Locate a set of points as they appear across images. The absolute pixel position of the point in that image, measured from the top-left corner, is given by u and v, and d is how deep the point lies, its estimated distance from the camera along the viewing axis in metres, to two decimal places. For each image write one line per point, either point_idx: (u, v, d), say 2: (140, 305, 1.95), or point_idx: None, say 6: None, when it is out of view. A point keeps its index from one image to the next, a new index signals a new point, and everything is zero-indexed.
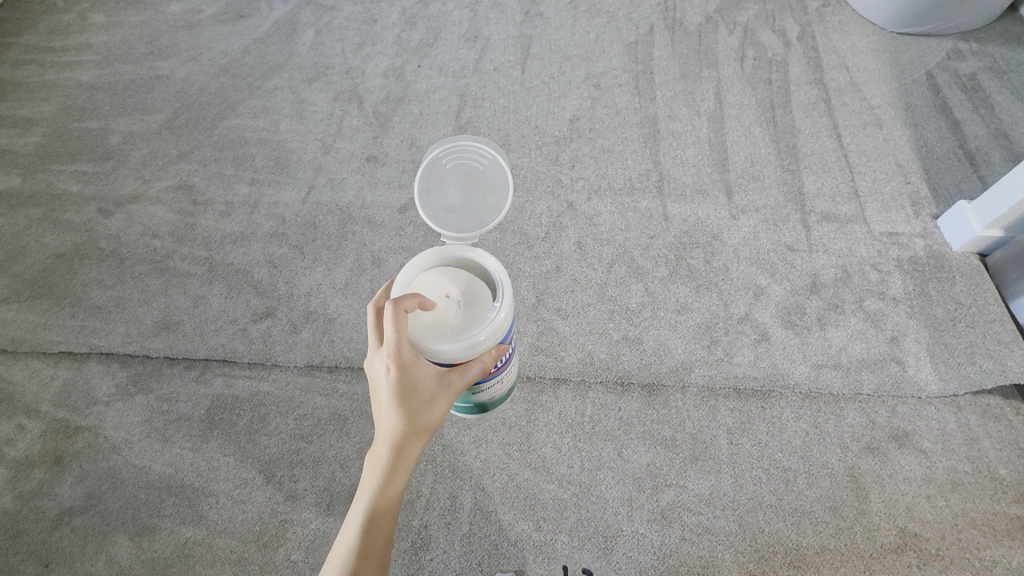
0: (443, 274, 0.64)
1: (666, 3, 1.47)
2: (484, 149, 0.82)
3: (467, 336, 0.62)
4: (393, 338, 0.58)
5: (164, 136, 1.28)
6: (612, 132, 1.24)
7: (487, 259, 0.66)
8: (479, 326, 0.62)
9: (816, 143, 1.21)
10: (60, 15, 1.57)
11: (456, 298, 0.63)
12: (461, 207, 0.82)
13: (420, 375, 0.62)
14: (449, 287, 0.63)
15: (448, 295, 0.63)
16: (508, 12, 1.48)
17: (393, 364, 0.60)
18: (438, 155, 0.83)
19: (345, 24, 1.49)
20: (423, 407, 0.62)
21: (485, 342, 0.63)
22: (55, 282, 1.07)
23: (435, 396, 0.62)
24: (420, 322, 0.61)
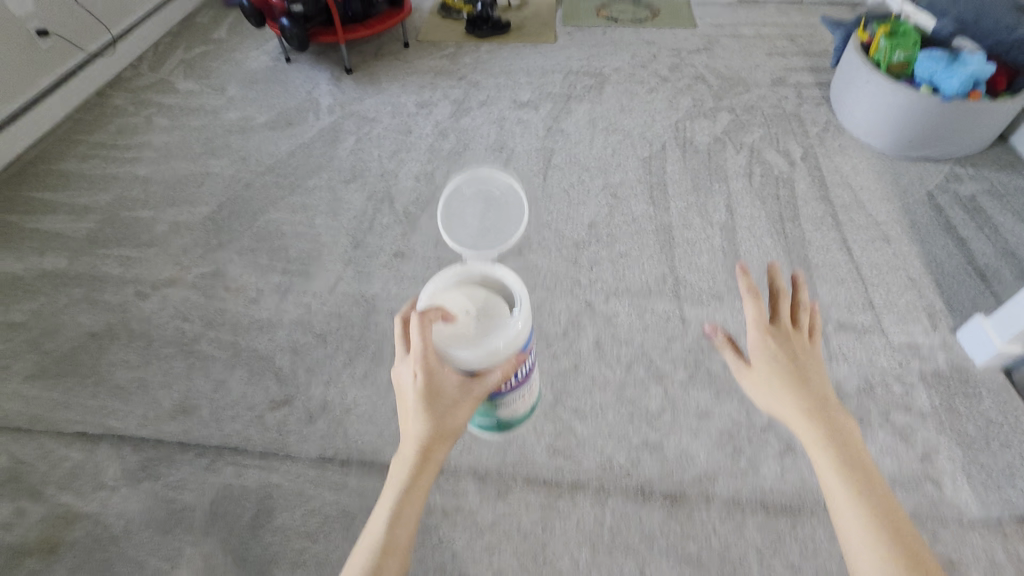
0: (464, 290, 0.68)
1: (677, 125, 1.61)
2: (497, 179, 0.82)
3: (487, 343, 0.64)
4: (420, 344, 0.62)
5: (207, 226, 1.37)
6: (629, 238, 1.30)
7: (505, 274, 0.69)
8: (497, 335, 0.65)
9: (827, 255, 1.25)
10: (128, 117, 1.74)
11: (474, 313, 0.66)
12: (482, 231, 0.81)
13: (444, 378, 0.64)
14: (470, 301, 0.67)
15: (467, 308, 0.66)
16: (533, 128, 1.63)
17: (421, 366, 0.63)
18: (459, 186, 0.82)
19: (384, 134, 1.64)
20: (447, 410, 0.64)
21: (503, 350, 0.66)
22: (83, 361, 1.10)
23: (460, 402, 0.64)
24: (443, 331, 0.65)
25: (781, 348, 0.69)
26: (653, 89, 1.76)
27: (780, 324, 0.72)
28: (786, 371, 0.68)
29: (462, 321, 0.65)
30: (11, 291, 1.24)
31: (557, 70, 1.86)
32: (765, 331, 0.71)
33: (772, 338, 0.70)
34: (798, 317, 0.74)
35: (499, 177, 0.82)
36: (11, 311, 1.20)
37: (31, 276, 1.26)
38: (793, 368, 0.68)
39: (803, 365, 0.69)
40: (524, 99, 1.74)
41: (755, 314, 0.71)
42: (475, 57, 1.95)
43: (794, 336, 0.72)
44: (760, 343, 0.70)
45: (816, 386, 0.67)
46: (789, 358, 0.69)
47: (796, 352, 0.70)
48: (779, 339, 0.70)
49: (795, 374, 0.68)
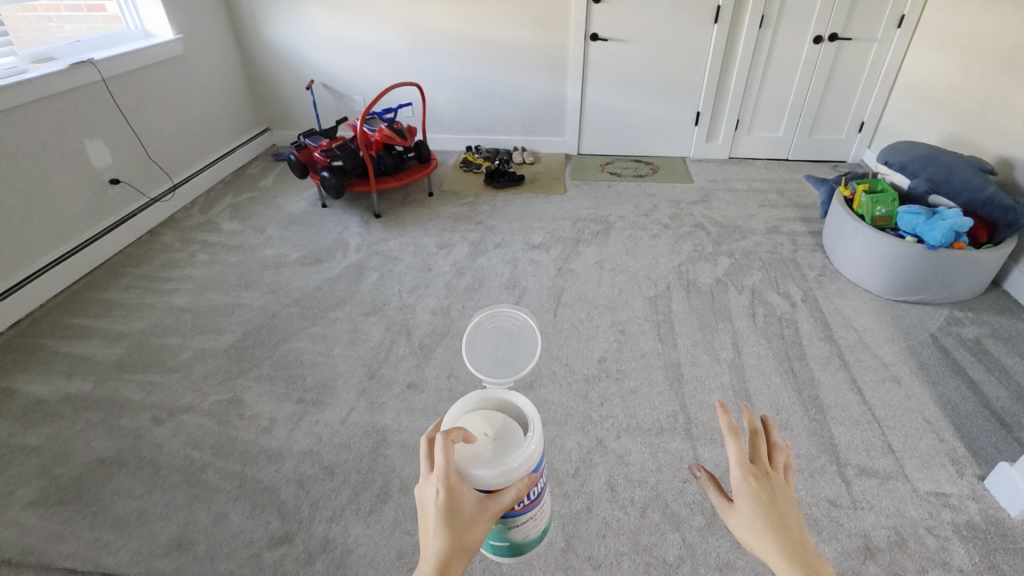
0: (480, 411, 0.56)
1: (679, 268, 1.72)
2: (519, 314, 0.77)
3: (505, 461, 0.50)
4: (443, 453, 0.46)
5: (230, 353, 1.43)
6: (638, 374, 1.32)
7: (517, 398, 0.57)
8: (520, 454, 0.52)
9: (838, 395, 1.25)
10: (174, 253, 1.91)
11: (493, 431, 0.52)
12: (502, 361, 0.74)
13: (465, 499, 0.46)
14: (488, 420, 0.54)
15: (486, 426, 0.53)
16: (544, 267, 1.74)
17: (440, 483, 0.46)
18: (481, 321, 0.76)
19: (405, 271, 1.76)
20: (466, 543, 0.44)
21: (521, 472, 0.50)
22: (86, 488, 1.08)
23: (478, 528, 0.46)
24: (459, 450, 0.50)
25: (761, 500, 0.45)
26: (655, 235, 1.90)
27: (756, 468, 0.47)
28: (782, 550, 0.43)
29: (481, 441, 0.51)
30: (33, 414, 1.26)
31: (567, 217, 2.04)
32: (747, 476, 0.46)
33: (752, 488, 0.46)
34: (773, 456, 0.49)
35: (523, 313, 0.76)
36: (28, 433, 1.21)
37: (55, 399, 1.30)
38: (779, 534, 0.44)
39: (793, 526, 0.45)
40: (536, 242, 1.89)
41: (735, 459, 0.46)
42: (492, 205, 2.16)
43: (776, 484, 0.47)
44: (743, 487, 0.46)
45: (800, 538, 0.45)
46: (777, 522, 0.45)
47: (779, 510, 0.45)
48: (763, 495, 0.46)
49: (789, 547, 0.44)
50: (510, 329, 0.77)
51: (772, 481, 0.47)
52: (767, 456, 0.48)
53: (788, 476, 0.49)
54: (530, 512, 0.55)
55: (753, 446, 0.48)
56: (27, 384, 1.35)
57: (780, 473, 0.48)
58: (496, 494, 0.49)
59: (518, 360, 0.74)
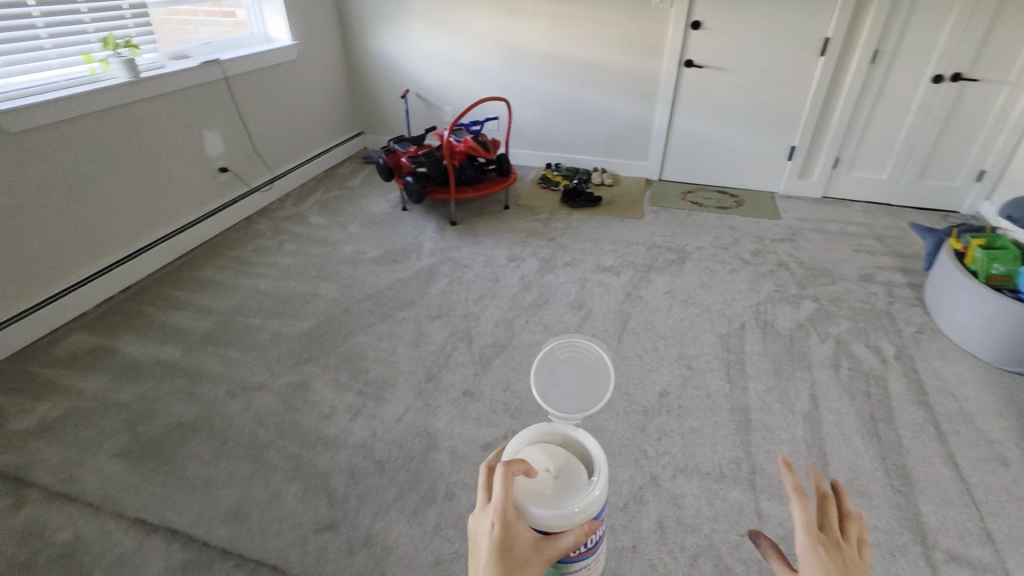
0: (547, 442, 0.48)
1: (757, 307, 1.62)
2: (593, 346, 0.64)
3: (567, 503, 0.42)
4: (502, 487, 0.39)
5: (303, 339, 1.50)
6: (701, 413, 1.26)
7: (588, 433, 0.47)
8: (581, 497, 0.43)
9: (930, 468, 1.13)
10: (265, 240, 2.05)
11: (556, 465, 0.44)
12: (572, 398, 0.62)
13: (520, 538, 0.39)
14: (553, 453, 0.45)
15: (551, 460, 0.44)
16: (613, 291, 1.71)
17: (496, 516, 0.39)
18: (554, 350, 0.64)
19: (474, 279, 1.79)
20: None
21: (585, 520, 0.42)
22: (163, 448, 1.17)
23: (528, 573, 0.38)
24: (518, 483, 0.43)
25: None
26: (733, 270, 1.82)
27: (828, 540, 0.35)
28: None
29: (542, 477, 0.43)
30: (128, 373, 1.38)
31: (641, 242, 2.00)
32: (818, 548, 0.35)
33: (822, 563, 0.34)
34: (846, 527, 0.37)
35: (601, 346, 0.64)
36: (122, 391, 1.33)
37: (148, 363, 1.42)
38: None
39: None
40: (607, 265, 1.85)
41: (799, 525, 0.35)
42: (566, 223, 2.16)
43: (854, 565, 0.35)
44: (811, 563, 0.34)
45: None
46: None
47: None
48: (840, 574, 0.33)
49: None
50: (583, 363, 0.64)
51: (848, 559, 0.35)
52: (841, 529, 0.36)
53: (865, 555, 0.36)
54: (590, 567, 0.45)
55: (821, 513, 0.37)
56: (127, 345, 1.49)
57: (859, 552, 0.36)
58: (555, 538, 0.41)
59: (591, 399, 0.62)
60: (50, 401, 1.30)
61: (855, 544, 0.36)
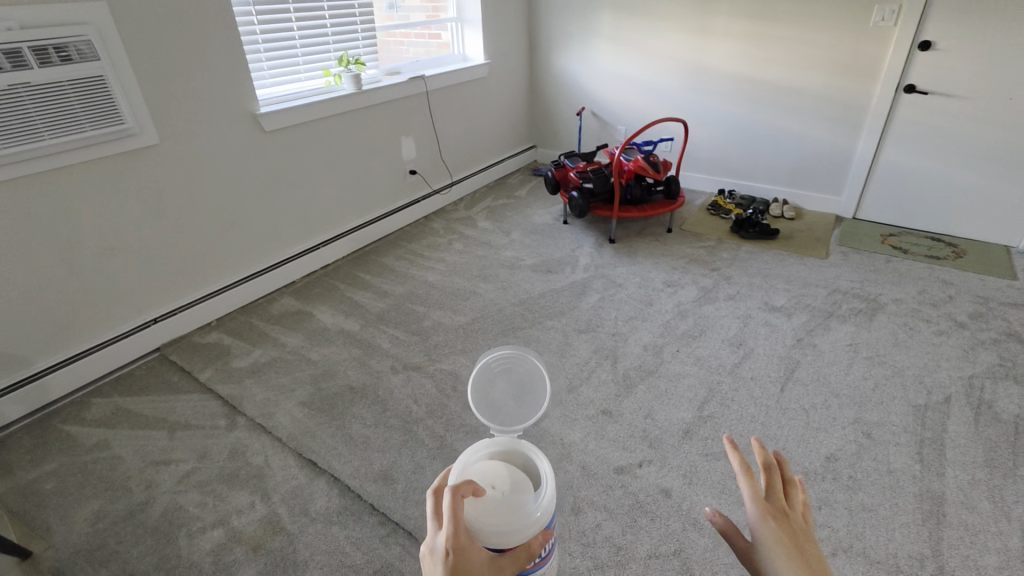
0: (490, 461, 0.50)
1: (970, 381, 1.34)
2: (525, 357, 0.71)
3: (518, 519, 0.45)
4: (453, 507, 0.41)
5: (459, 332, 1.62)
6: (878, 491, 1.07)
7: (534, 452, 0.52)
8: (525, 512, 0.46)
9: None
10: (438, 238, 2.26)
11: (502, 484, 0.47)
12: (511, 411, 0.70)
13: (476, 556, 0.41)
14: (502, 470, 0.49)
15: (497, 478, 0.48)
16: (780, 333, 1.55)
17: (451, 543, 0.40)
18: (488, 364, 0.70)
19: (626, 299, 1.76)
20: None
21: (533, 531, 0.46)
22: (336, 406, 1.35)
23: None
24: (469, 504, 0.45)
25: (781, 552, 0.37)
26: (942, 332, 1.53)
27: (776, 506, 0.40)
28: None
29: (490, 494, 0.46)
30: (319, 336, 1.63)
31: (822, 285, 1.78)
32: (768, 518, 0.38)
33: (769, 536, 0.38)
34: (790, 492, 0.41)
35: (535, 359, 0.70)
36: (312, 350, 1.57)
37: (334, 330, 1.66)
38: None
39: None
40: (777, 304, 1.69)
41: (748, 497, 0.39)
42: (733, 254, 2.01)
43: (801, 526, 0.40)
44: (767, 535, 0.38)
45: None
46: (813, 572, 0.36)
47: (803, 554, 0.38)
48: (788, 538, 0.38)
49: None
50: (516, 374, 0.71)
51: (794, 521, 0.39)
52: (786, 493, 0.41)
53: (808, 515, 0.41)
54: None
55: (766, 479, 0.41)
56: (321, 313, 1.75)
57: (804, 512, 0.41)
58: (507, 552, 0.44)
59: (526, 409, 0.70)
60: (262, 348, 1.58)
61: (798, 506, 0.41)
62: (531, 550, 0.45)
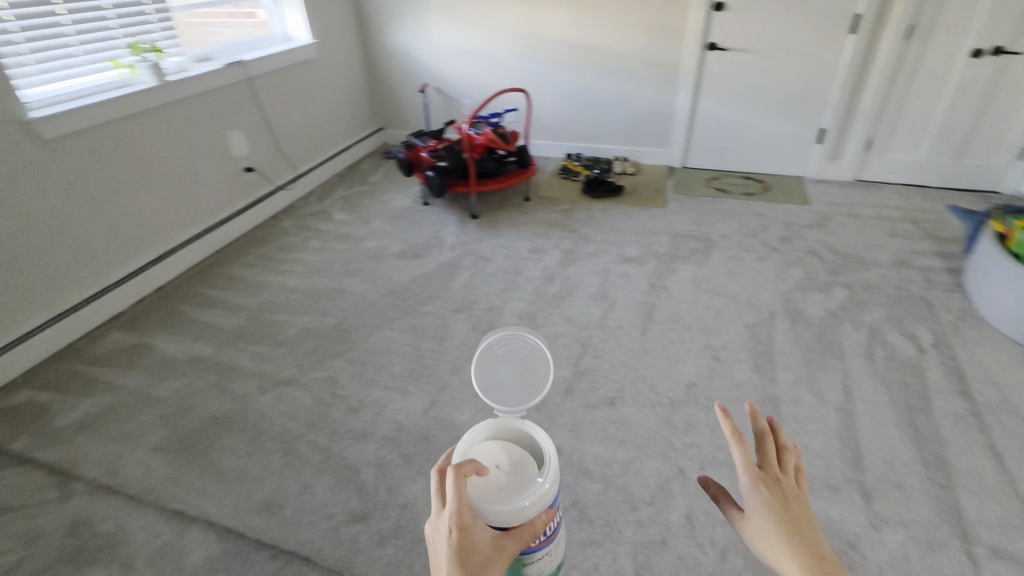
0: (494, 439, 0.53)
1: (786, 296, 1.58)
2: (527, 337, 0.70)
3: (519, 498, 0.48)
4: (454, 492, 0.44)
5: (330, 335, 1.52)
6: (729, 405, 1.24)
7: (535, 429, 0.54)
8: (529, 492, 0.48)
9: (970, 459, 1.09)
10: (291, 237, 2.09)
11: (506, 463, 0.50)
12: (514, 392, 0.69)
13: (479, 538, 0.44)
14: (505, 450, 0.51)
15: (500, 458, 0.50)
16: (636, 282, 1.69)
17: (453, 521, 0.43)
18: (491, 345, 0.70)
19: (496, 272, 1.79)
20: None
21: (536, 510, 0.48)
22: (200, 442, 1.20)
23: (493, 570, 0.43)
24: (474, 483, 0.48)
25: (773, 507, 0.43)
26: (762, 258, 1.78)
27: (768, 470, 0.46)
28: (806, 560, 0.41)
29: (494, 475, 0.49)
30: (164, 369, 1.43)
31: (665, 232, 1.97)
32: (761, 478, 0.45)
33: (764, 494, 0.44)
34: (783, 458, 0.48)
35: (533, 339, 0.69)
36: (158, 386, 1.37)
37: (183, 359, 1.46)
38: (799, 545, 0.42)
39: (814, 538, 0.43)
40: (630, 255, 1.83)
41: (745, 461, 0.45)
42: (587, 214, 2.14)
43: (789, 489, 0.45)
44: (753, 493, 0.44)
45: (812, 539, 0.42)
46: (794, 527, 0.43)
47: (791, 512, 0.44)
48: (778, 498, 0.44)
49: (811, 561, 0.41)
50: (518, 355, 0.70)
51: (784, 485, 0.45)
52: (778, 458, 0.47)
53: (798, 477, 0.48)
54: (546, 551, 0.52)
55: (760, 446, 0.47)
56: (162, 342, 1.54)
57: (792, 475, 0.47)
58: (511, 532, 0.47)
59: (529, 391, 0.69)
60: (93, 397, 1.35)
61: (790, 468, 0.47)
62: (534, 526, 0.48)
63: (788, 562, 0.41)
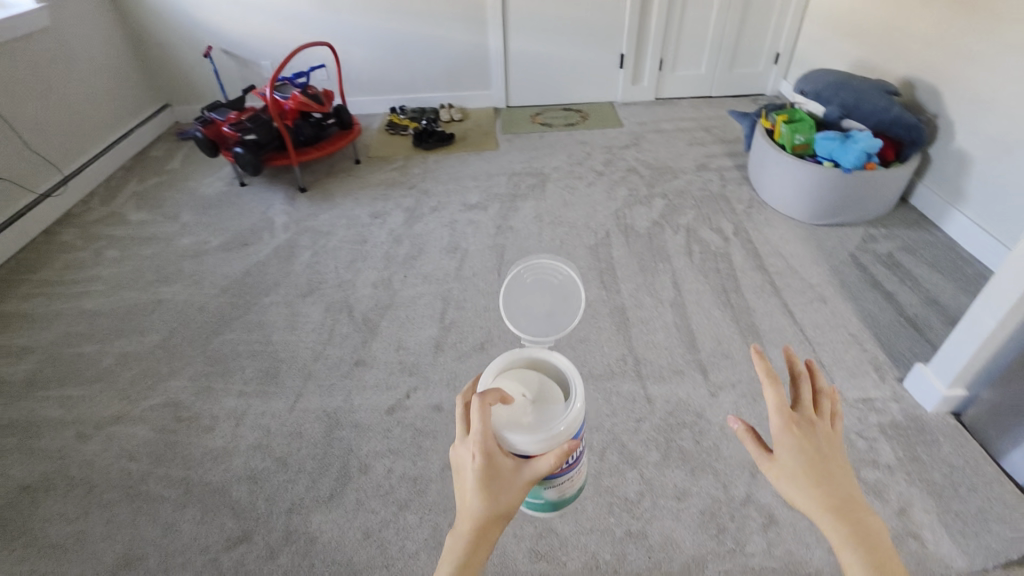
0: (515, 371, 0.56)
1: (617, 214, 1.72)
2: (559, 268, 0.77)
3: (547, 426, 0.51)
4: (481, 423, 0.49)
5: (157, 354, 1.31)
6: (586, 323, 1.34)
7: (558, 360, 0.57)
8: (557, 421, 0.52)
9: (772, 320, 1.32)
10: (77, 252, 1.72)
11: (531, 395, 0.53)
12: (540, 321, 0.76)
13: (503, 463, 0.50)
14: (526, 382, 0.55)
15: (525, 389, 0.54)
16: (483, 227, 1.71)
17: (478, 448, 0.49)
18: (520, 274, 0.77)
19: (339, 245, 1.67)
20: (500, 502, 0.49)
21: (564, 437, 0.52)
22: (11, 519, 0.98)
23: (514, 491, 0.50)
24: (499, 410, 0.52)
25: (802, 448, 0.50)
26: (591, 183, 1.90)
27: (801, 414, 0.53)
28: (827, 496, 0.48)
29: (520, 402, 0.53)
30: None
31: (502, 173, 2.00)
32: (789, 424, 0.51)
33: (795, 437, 0.51)
34: (820, 403, 0.55)
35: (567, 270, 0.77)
36: None
37: None
38: (824, 484, 0.49)
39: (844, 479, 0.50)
40: (473, 202, 1.84)
41: (775, 410, 0.51)
42: (423, 168, 2.08)
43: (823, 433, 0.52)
44: (785, 435, 0.51)
45: (841, 480, 0.50)
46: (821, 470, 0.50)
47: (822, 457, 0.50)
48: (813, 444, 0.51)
49: (832, 500, 0.48)
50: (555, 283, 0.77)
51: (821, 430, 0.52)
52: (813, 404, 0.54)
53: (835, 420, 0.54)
54: (567, 475, 0.57)
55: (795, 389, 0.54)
56: None
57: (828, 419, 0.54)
58: (535, 457, 0.51)
59: (561, 319, 0.76)
60: None
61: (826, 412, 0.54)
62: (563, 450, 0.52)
63: (805, 494, 0.49)
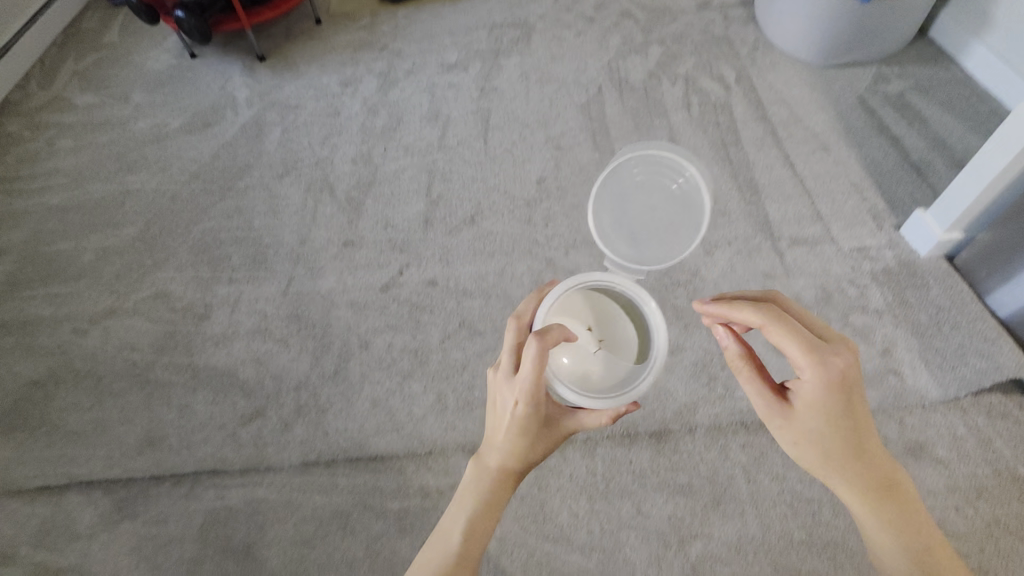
0: (590, 315, 0.71)
1: (610, 66, 1.57)
2: (684, 170, 0.77)
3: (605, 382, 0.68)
4: (533, 371, 0.58)
5: (137, 247, 1.27)
6: (579, 188, 1.28)
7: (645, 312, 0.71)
8: (616, 378, 0.68)
9: (772, 174, 1.27)
10: (27, 143, 1.58)
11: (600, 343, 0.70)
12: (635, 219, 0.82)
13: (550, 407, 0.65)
14: (593, 326, 0.70)
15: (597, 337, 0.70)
16: (464, 90, 1.56)
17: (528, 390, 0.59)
18: (628, 164, 0.80)
19: (310, 119, 1.54)
20: (539, 444, 0.63)
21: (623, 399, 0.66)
22: (29, 412, 1.01)
23: (556, 433, 0.64)
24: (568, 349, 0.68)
25: (826, 430, 0.58)
26: (581, 31, 1.70)
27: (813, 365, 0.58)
28: (856, 481, 0.59)
29: (586, 347, 0.69)
30: None
31: (481, 25, 1.78)
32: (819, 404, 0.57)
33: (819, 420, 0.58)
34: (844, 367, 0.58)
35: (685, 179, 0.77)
36: None
37: None
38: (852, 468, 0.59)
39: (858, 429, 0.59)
40: (451, 61, 1.66)
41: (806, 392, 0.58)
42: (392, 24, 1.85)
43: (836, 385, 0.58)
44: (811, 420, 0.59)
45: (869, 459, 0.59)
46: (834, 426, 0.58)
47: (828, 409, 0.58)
48: (830, 402, 0.57)
49: (861, 477, 0.59)
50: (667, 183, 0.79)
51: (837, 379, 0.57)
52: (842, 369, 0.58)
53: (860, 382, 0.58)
54: None
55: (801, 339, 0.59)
56: None
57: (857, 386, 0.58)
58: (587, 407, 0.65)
59: (655, 224, 0.81)
60: None
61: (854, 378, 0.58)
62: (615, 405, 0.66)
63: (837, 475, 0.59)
